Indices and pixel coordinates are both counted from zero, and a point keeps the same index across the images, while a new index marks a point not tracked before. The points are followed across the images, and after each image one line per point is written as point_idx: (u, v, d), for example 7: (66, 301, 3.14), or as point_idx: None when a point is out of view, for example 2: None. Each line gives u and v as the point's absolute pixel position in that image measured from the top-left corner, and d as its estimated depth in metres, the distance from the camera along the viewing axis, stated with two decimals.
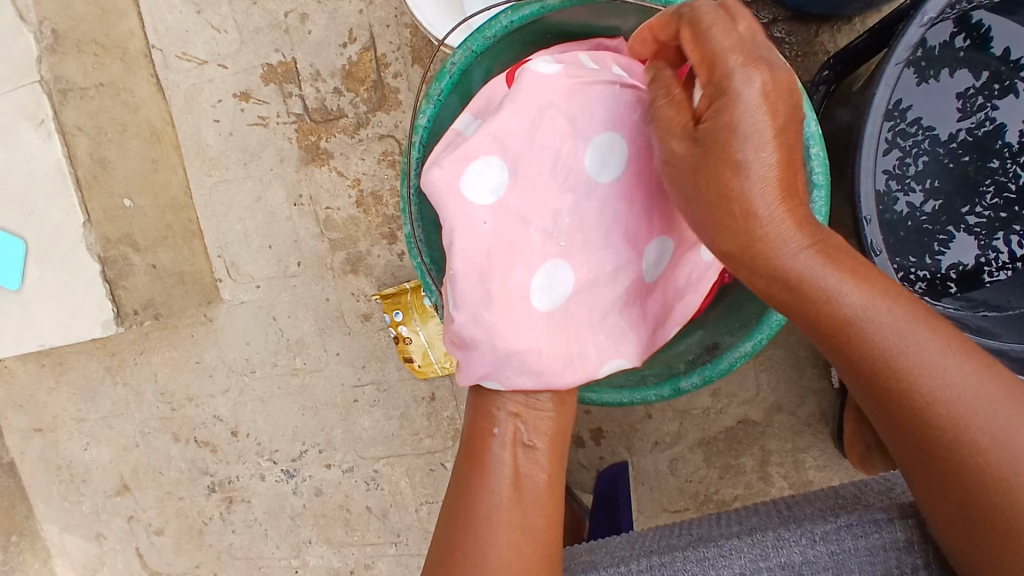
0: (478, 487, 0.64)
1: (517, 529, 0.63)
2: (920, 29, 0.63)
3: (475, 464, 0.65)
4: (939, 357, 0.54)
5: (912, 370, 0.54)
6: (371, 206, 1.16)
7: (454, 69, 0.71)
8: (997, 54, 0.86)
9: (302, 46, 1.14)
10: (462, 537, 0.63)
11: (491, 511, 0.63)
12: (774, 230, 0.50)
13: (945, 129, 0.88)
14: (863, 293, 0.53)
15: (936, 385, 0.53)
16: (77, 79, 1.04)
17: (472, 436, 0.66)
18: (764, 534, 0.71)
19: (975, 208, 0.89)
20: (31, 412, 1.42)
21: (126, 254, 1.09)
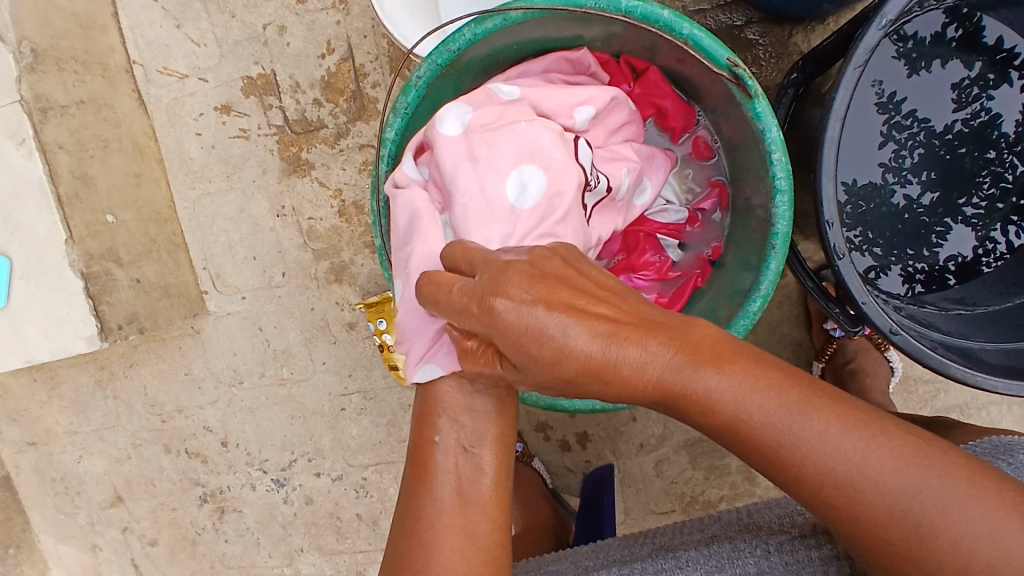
0: (421, 497, 0.64)
1: (463, 535, 0.63)
2: (879, 32, 0.64)
3: (420, 473, 0.65)
4: (798, 415, 0.51)
5: (788, 447, 0.52)
6: (353, 216, 1.17)
7: (421, 82, 0.71)
8: (988, 44, 0.86)
9: (281, 58, 1.15)
10: (410, 545, 0.63)
11: (434, 517, 0.63)
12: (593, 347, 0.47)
13: (940, 120, 0.88)
14: (716, 375, 0.50)
15: (819, 452, 0.52)
16: (57, 97, 1.05)
17: (417, 446, 0.66)
18: (721, 545, 0.70)
19: (971, 199, 0.89)
20: (24, 427, 1.43)
21: (110, 269, 1.09)
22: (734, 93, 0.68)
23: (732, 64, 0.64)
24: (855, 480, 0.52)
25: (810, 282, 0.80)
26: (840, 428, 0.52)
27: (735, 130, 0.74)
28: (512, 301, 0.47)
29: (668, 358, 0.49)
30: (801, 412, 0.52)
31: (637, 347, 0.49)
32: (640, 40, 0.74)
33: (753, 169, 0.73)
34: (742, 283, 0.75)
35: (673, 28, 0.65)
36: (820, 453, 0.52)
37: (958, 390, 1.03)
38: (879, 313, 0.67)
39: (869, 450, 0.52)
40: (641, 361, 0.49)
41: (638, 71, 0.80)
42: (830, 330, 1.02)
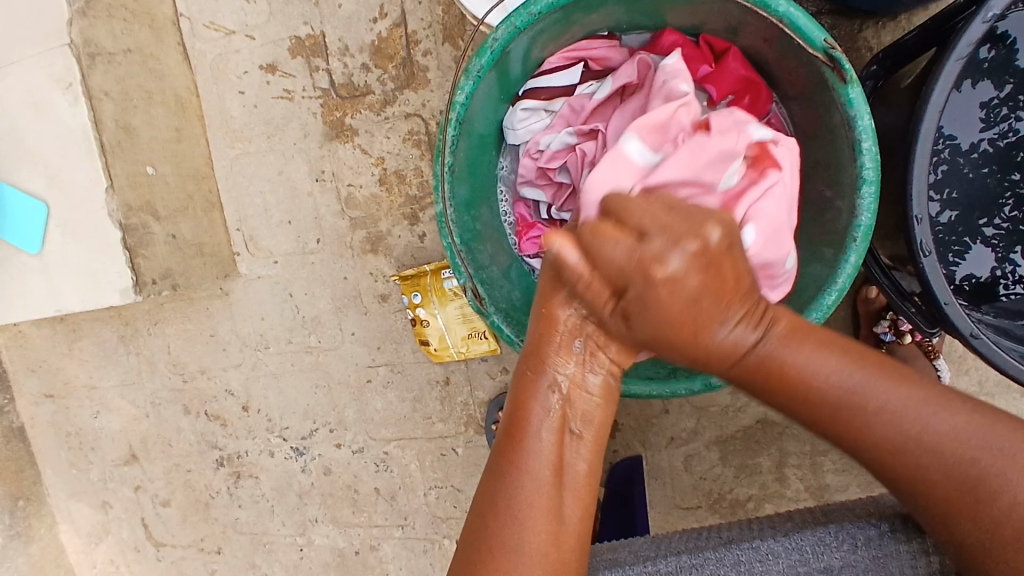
0: (520, 470, 0.60)
1: (554, 517, 0.60)
2: (983, 26, 0.63)
3: (512, 449, 0.62)
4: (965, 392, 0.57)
5: (885, 434, 0.55)
6: (394, 185, 1.14)
7: (496, 46, 0.69)
8: (1022, 66, 0.81)
9: (331, 19, 1.12)
10: (498, 519, 0.60)
11: (532, 496, 0.60)
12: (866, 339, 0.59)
13: (966, 139, 0.84)
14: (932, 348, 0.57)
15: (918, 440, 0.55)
16: (105, 43, 1.03)
17: (512, 420, 0.63)
18: (804, 537, 0.69)
19: (993, 220, 0.85)
20: (42, 378, 1.41)
21: (147, 223, 1.07)
22: (826, 78, 0.66)
23: (829, 45, 0.62)
24: (975, 454, 0.54)
25: (885, 279, 0.82)
26: (941, 410, 0.55)
27: (814, 119, 0.73)
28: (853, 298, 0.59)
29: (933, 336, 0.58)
30: (878, 384, 0.56)
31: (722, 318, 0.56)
32: (725, 19, 0.73)
33: (830, 160, 0.71)
34: (808, 277, 0.74)
35: (768, 5, 0.63)
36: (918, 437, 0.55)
37: (1001, 403, 1.00)
38: (961, 315, 0.68)
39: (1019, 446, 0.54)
40: (727, 335, 0.56)
41: (717, 50, 0.77)
42: (880, 334, 1.00)
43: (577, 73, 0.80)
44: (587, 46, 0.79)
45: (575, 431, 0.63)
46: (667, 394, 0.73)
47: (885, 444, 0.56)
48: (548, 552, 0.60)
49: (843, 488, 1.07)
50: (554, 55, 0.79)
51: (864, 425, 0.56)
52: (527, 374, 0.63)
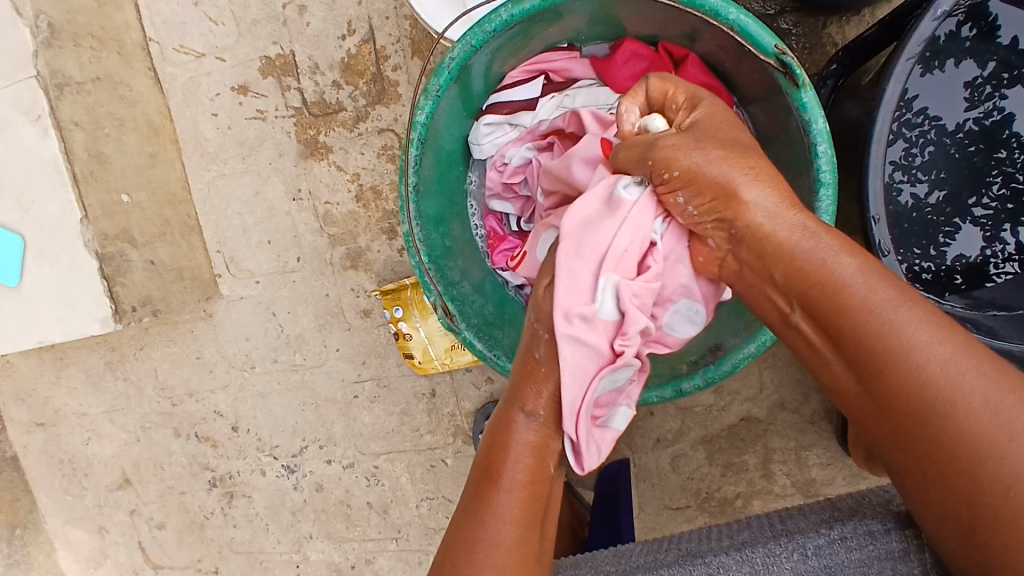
0: (487, 505, 0.63)
1: (519, 556, 0.62)
2: (933, 23, 0.63)
3: (483, 483, 0.64)
4: (873, 279, 0.54)
5: (876, 344, 0.53)
6: (371, 201, 1.15)
7: (453, 64, 0.69)
8: (1004, 44, 0.81)
9: (300, 38, 1.12)
10: (460, 549, 0.62)
11: (497, 532, 0.62)
12: (828, 260, 0.56)
13: (951, 119, 0.84)
14: (854, 270, 0.55)
15: (919, 377, 0.52)
16: (73, 73, 1.03)
17: (487, 456, 0.66)
18: (754, 550, 0.70)
19: (981, 199, 0.85)
20: (32, 407, 1.41)
21: (124, 250, 1.08)
22: (780, 83, 0.66)
23: (780, 51, 0.63)
24: (979, 427, 0.50)
25: None
26: (960, 351, 0.52)
27: (773, 120, 0.73)
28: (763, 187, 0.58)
29: (866, 276, 0.55)
30: (902, 308, 0.53)
31: (762, 193, 0.58)
32: (680, 27, 0.73)
33: (791, 161, 0.72)
34: None
35: (719, 13, 0.64)
36: (938, 390, 0.52)
37: None
38: None
39: (967, 386, 0.51)
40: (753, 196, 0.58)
41: (676, 57, 0.78)
42: None
43: (538, 85, 0.80)
44: (548, 59, 0.80)
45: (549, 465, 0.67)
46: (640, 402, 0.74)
47: (872, 319, 0.54)
48: None
49: (830, 482, 1.07)
50: (516, 70, 0.80)
51: (848, 299, 0.55)
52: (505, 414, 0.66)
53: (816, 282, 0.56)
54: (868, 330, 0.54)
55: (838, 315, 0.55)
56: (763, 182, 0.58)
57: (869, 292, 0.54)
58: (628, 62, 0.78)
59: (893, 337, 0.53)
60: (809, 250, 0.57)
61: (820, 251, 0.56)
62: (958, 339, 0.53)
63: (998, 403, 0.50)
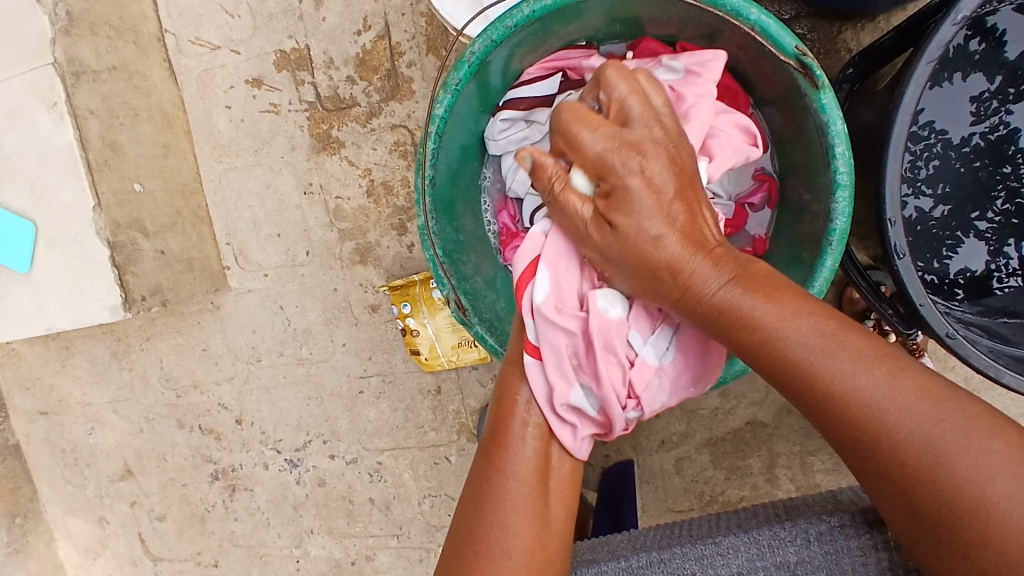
0: (502, 473, 0.65)
1: (539, 521, 0.64)
2: (953, 28, 0.63)
3: (494, 449, 0.66)
4: (831, 335, 0.54)
5: (828, 388, 0.53)
6: (382, 197, 1.15)
7: (473, 59, 0.70)
8: (1010, 59, 0.82)
9: (316, 33, 1.13)
10: (482, 520, 0.64)
11: (515, 496, 0.64)
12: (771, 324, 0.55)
13: (957, 133, 0.84)
14: (762, 299, 0.56)
15: (866, 400, 0.52)
16: (90, 61, 1.03)
17: (495, 424, 0.68)
18: (761, 532, 0.70)
19: (986, 213, 0.85)
20: (36, 395, 1.41)
21: (135, 239, 1.08)
22: (798, 85, 0.66)
23: (801, 52, 0.63)
24: (935, 446, 0.50)
25: (860, 280, 0.82)
26: (889, 377, 0.52)
27: (788, 122, 0.74)
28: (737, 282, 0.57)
29: (824, 329, 0.55)
30: (839, 351, 0.54)
31: (707, 266, 0.58)
32: (699, 27, 0.73)
33: (806, 164, 0.72)
34: (788, 279, 0.74)
35: (740, 14, 0.64)
36: (898, 435, 0.52)
37: (989, 400, 1.01)
38: (937, 317, 0.68)
39: (911, 413, 0.51)
40: (717, 290, 0.58)
41: None
42: None
43: (556, 82, 0.80)
44: (566, 56, 0.79)
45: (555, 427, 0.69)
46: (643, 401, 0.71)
47: (816, 374, 0.54)
48: (535, 551, 0.63)
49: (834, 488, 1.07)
50: (534, 67, 0.80)
51: (763, 319, 0.56)
52: (505, 385, 0.69)
53: (769, 352, 0.56)
54: (840, 394, 0.53)
55: (807, 385, 0.54)
56: (724, 268, 0.58)
57: (825, 348, 0.54)
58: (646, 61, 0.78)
59: (836, 383, 0.53)
60: (767, 310, 0.56)
61: (775, 313, 0.55)
62: (885, 362, 0.53)
63: (945, 421, 0.51)
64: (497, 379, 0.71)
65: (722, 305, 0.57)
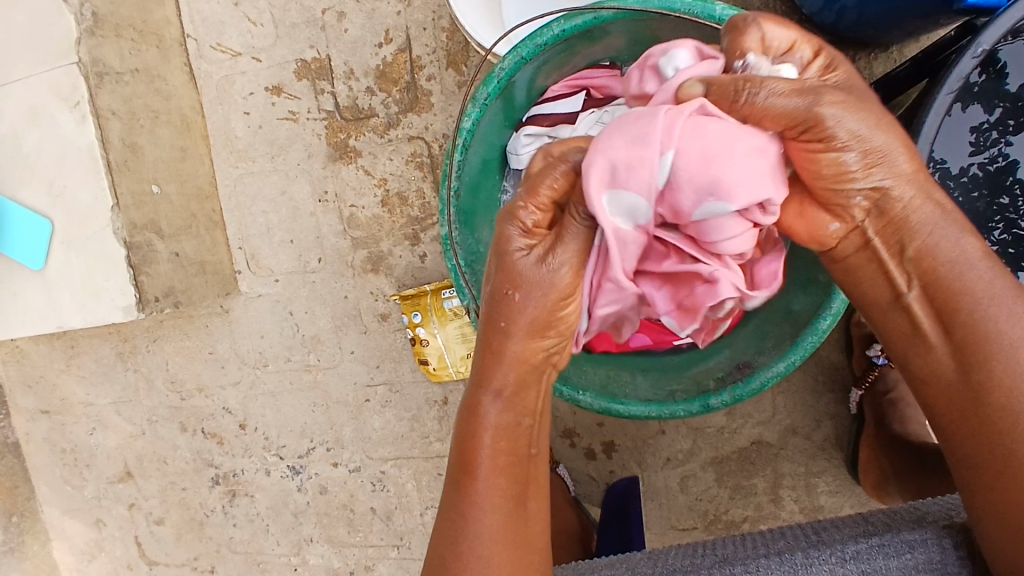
0: (471, 506, 0.64)
1: (513, 548, 0.64)
2: (973, 60, 0.65)
3: (462, 481, 0.65)
4: (1012, 313, 0.57)
5: (989, 348, 0.57)
6: (396, 207, 1.16)
7: (502, 74, 0.72)
8: (1011, 91, 0.83)
9: (337, 43, 1.14)
10: (456, 557, 0.63)
11: (485, 532, 0.63)
12: (977, 282, 0.58)
13: (956, 163, 0.86)
14: (963, 246, 0.58)
15: (1020, 379, 0.56)
16: (112, 63, 1.04)
17: (461, 450, 0.67)
18: (795, 554, 0.70)
19: (982, 243, 0.87)
20: (38, 394, 1.41)
21: (150, 240, 1.08)
22: None
23: None
24: None
25: None
26: None
27: None
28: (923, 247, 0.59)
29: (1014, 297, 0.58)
30: (1021, 320, 0.57)
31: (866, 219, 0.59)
32: None
33: None
34: (802, 300, 0.75)
35: None
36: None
37: None
38: None
39: None
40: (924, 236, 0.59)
41: None
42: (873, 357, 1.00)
43: (579, 100, 0.81)
44: (589, 75, 0.81)
45: (535, 452, 0.68)
46: (665, 414, 0.75)
47: (983, 323, 0.57)
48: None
49: (837, 509, 1.08)
50: (559, 85, 0.82)
51: (964, 296, 0.58)
52: (469, 415, 0.67)
53: (943, 301, 0.59)
54: (991, 348, 0.57)
55: (967, 342, 0.58)
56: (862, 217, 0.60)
57: (1006, 317, 0.57)
58: None
59: (998, 342, 0.57)
60: (967, 267, 0.58)
61: (959, 264, 0.58)
62: None
63: None
64: (460, 405, 0.68)
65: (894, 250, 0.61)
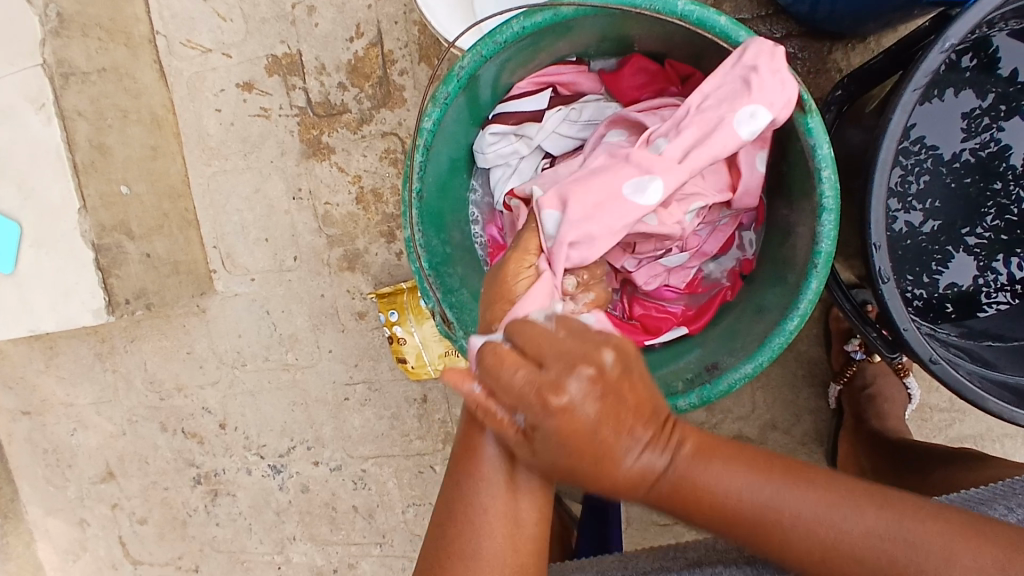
0: (474, 479, 0.60)
1: (511, 524, 0.59)
2: (941, 56, 0.64)
3: (467, 458, 0.61)
4: (779, 501, 0.54)
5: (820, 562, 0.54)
6: (371, 203, 1.15)
7: (463, 73, 0.70)
8: (1003, 75, 0.82)
9: (308, 38, 1.12)
10: (457, 530, 0.60)
11: (487, 503, 0.59)
12: (708, 478, 0.55)
13: (949, 148, 0.84)
14: (721, 474, 0.55)
15: (835, 534, 0.53)
16: (79, 63, 1.02)
17: (468, 424, 0.63)
18: (759, 563, 0.69)
19: (975, 229, 0.86)
20: (18, 395, 1.40)
21: (121, 241, 1.07)
22: None
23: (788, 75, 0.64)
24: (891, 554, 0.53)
25: (846, 302, 0.82)
26: (855, 513, 0.54)
27: (776, 144, 0.74)
28: (670, 461, 0.54)
29: (771, 494, 0.54)
30: (794, 500, 0.54)
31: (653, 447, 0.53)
32: (690, 47, 0.74)
33: (793, 186, 0.72)
34: (772, 299, 0.75)
35: (729, 36, 0.65)
36: (835, 540, 0.53)
37: (972, 420, 1.02)
38: (919, 341, 0.69)
39: (875, 541, 0.53)
40: (635, 462, 0.53)
41: (683, 76, 0.78)
42: (851, 353, 1.01)
43: (546, 97, 0.81)
44: (556, 72, 0.80)
45: None
46: None
47: (764, 520, 0.54)
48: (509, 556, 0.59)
49: None
50: (525, 82, 0.80)
51: (694, 464, 0.55)
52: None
53: (674, 490, 0.55)
54: (767, 523, 0.54)
55: (733, 526, 0.55)
56: (647, 435, 0.54)
57: (776, 502, 0.54)
58: (635, 77, 0.79)
59: (821, 533, 0.54)
60: (710, 476, 0.55)
61: (717, 478, 0.55)
62: (828, 492, 0.55)
63: (919, 542, 0.53)
64: None
65: (676, 482, 0.55)
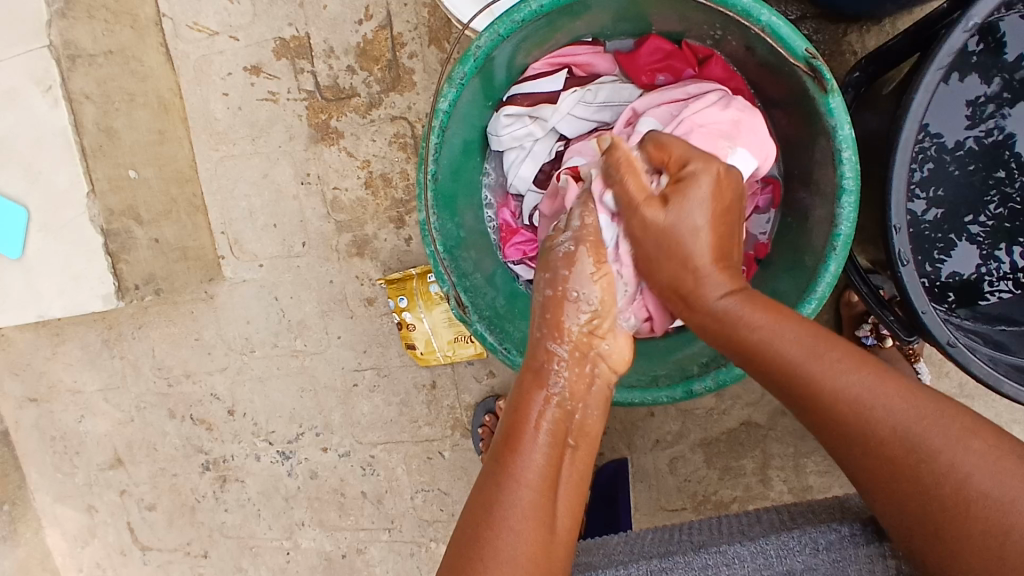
0: (512, 476, 0.61)
1: (544, 528, 0.59)
2: (964, 35, 0.63)
3: (507, 453, 0.63)
4: (818, 352, 0.58)
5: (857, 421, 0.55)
6: (380, 188, 1.14)
7: (479, 53, 0.69)
8: (1010, 61, 0.81)
9: (316, 21, 1.11)
10: (487, 525, 0.58)
11: (519, 502, 0.59)
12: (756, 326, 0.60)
13: (952, 136, 0.83)
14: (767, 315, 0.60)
15: (886, 419, 0.55)
16: (86, 45, 1.01)
17: (513, 417, 0.65)
18: (769, 542, 0.69)
19: (978, 217, 0.85)
20: (26, 381, 1.40)
21: (129, 226, 1.06)
22: (807, 88, 0.66)
23: (810, 55, 0.63)
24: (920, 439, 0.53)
25: (864, 285, 0.83)
26: (896, 396, 0.55)
27: (794, 126, 0.73)
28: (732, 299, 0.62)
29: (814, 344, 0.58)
30: (832, 354, 0.57)
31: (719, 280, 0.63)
32: (708, 28, 0.73)
33: (811, 168, 0.72)
34: (790, 283, 0.74)
35: (751, 14, 0.64)
36: (896, 425, 0.54)
37: (984, 406, 1.01)
38: (937, 324, 0.68)
39: (899, 404, 0.55)
40: (721, 298, 0.63)
41: (700, 57, 0.78)
42: (863, 337, 1.01)
43: (561, 78, 0.80)
44: (571, 53, 0.80)
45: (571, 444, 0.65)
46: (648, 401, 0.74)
47: (816, 381, 0.57)
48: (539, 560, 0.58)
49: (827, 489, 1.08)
50: (540, 62, 0.79)
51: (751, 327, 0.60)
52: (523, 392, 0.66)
53: (761, 362, 0.60)
54: (844, 398, 0.56)
55: (803, 396, 0.58)
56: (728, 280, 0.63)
57: (811, 360, 0.57)
58: (651, 58, 0.78)
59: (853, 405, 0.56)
60: (761, 328, 0.60)
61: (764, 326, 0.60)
62: (868, 365, 0.57)
63: (934, 410, 0.54)
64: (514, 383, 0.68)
65: (728, 312, 0.62)
